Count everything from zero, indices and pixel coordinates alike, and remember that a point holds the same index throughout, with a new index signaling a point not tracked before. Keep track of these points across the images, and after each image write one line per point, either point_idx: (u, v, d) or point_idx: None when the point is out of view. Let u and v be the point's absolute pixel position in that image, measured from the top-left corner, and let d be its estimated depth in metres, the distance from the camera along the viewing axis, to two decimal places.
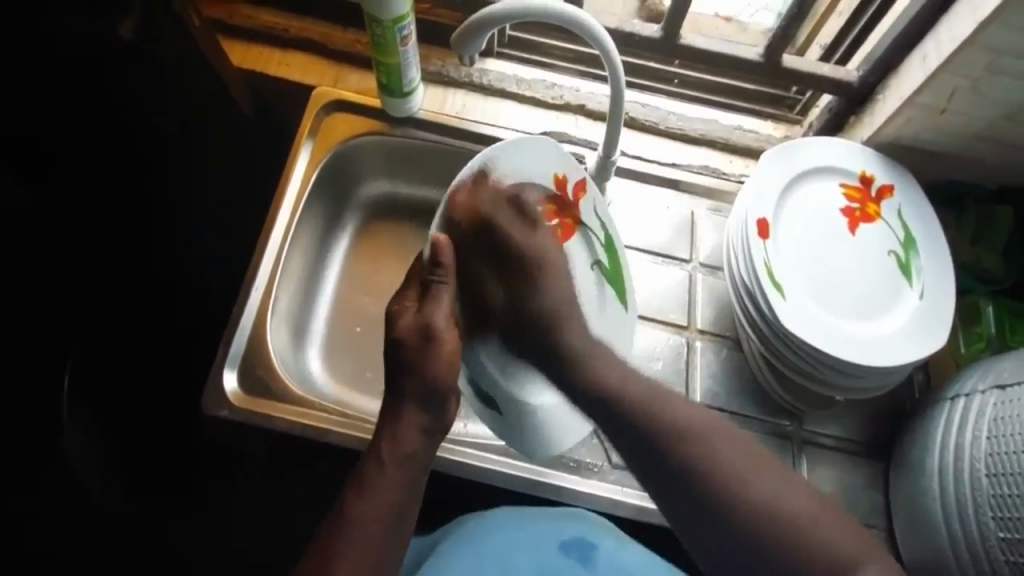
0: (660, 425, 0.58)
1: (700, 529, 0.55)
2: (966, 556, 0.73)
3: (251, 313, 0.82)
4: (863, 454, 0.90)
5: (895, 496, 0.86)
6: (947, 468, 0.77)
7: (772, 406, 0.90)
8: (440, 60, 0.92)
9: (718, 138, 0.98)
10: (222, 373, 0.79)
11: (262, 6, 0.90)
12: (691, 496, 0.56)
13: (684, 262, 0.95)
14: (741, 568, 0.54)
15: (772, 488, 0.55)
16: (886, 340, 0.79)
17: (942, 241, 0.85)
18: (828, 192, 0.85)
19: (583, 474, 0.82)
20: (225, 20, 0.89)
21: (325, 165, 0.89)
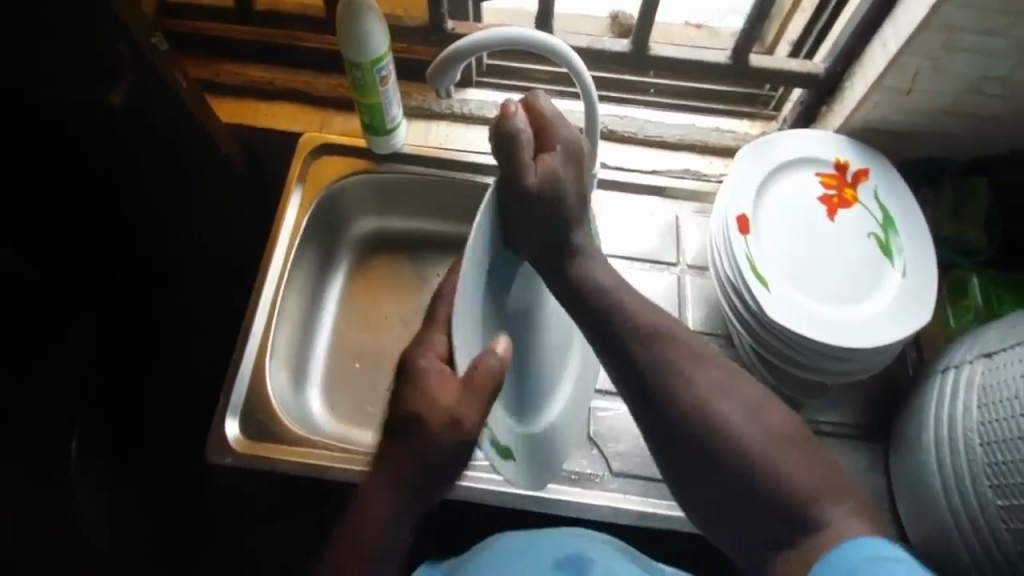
0: (654, 351, 0.61)
1: (682, 467, 0.60)
2: (968, 526, 0.75)
3: (252, 352, 0.84)
4: (860, 435, 0.93)
5: (895, 473, 0.88)
6: (943, 442, 0.80)
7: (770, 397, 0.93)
8: (420, 95, 0.95)
9: (697, 141, 1.01)
10: (224, 422, 0.80)
11: (244, 59, 0.93)
12: (672, 423, 0.59)
13: (671, 266, 0.98)
14: (719, 501, 0.58)
15: (744, 420, 0.58)
16: (871, 319, 0.83)
17: (919, 219, 0.88)
18: (806, 182, 0.87)
19: (584, 486, 0.84)
20: (211, 79, 0.92)
21: (315, 208, 0.91)
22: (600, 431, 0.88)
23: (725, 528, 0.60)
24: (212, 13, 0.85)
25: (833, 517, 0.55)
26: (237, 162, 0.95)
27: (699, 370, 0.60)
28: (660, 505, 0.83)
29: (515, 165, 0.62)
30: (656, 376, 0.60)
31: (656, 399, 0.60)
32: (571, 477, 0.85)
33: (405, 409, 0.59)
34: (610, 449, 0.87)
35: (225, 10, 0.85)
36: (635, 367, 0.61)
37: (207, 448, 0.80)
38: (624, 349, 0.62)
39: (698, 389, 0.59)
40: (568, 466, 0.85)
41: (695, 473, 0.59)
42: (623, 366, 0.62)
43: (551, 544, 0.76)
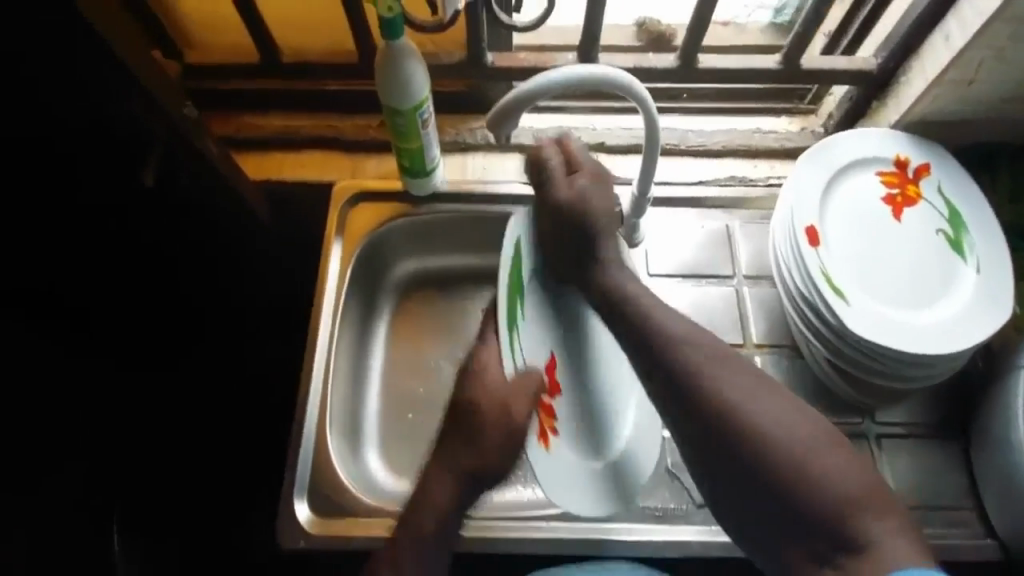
0: (683, 364, 0.60)
1: (711, 473, 0.58)
2: None
3: (310, 430, 0.80)
4: (937, 432, 0.89)
5: (980, 473, 0.85)
6: None
7: (841, 405, 0.89)
8: (453, 128, 0.90)
9: (740, 145, 0.96)
10: (293, 505, 0.76)
11: (268, 110, 0.89)
12: (705, 428, 0.58)
13: (727, 278, 0.94)
14: (769, 523, 0.55)
15: (783, 426, 0.56)
16: (953, 322, 0.79)
17: (986, 209, 0.84)
18: (866, 184, 0.84)
19: (670, 522, 0.79)
20: (234, 135, 0.88)
21: (359, 257, 0.88)
22: (678, 461, 0.83)
23: (748, 527, 0.57)
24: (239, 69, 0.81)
25: (876, 535, 0.51)
26: (266, 216, 0.91)
27: (728, 375, 0.59)
28: None
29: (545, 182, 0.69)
30: (688, 389, 0.59)
31: (684, 411, 0.59)
32: (656, 514, 0.80)
33: (466, 399, 0.68)
34: (691, 481, 0.81)
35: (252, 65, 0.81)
36: (668, 383, 0.60)
37: (278, 533, 0.76)
38: (659, 360, 0.61)
39: (730, 402, 0.57)
40: (651, 502, 0.80)
41: (725, 475, 0.57)
42: (659, 384, 0.61)
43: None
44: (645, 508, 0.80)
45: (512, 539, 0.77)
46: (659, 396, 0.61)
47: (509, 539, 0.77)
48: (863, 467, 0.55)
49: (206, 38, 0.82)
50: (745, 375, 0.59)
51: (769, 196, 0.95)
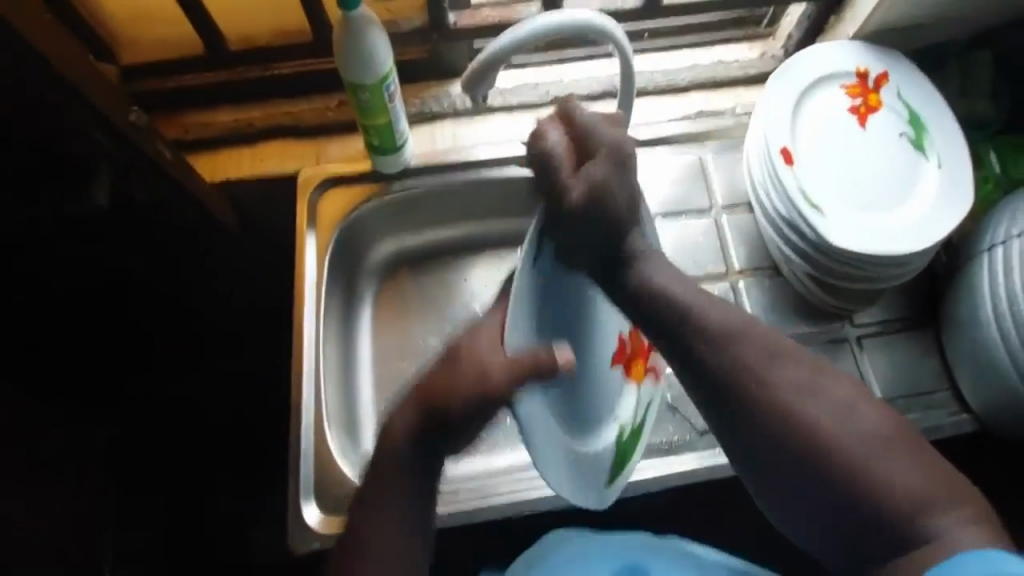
0: (733, 371, 0.59)
1: (771, 478, 0.59)
2: None
3: (308, 430, 0.78)
4: (907, 327, 0.95)
5: (951, 356, 0.91)
6: (1003, 316, 0.81)
7: (820, 312, 0.93)
8: (418, 97, 0.86)
9: (708, 78, 0.96)
10: (300, 506, 0.75)
11: (214, 106, 0.83)
12: (761, 434, 0.58)
13: (704, 211, 0.95)
14: (830, 523, 0.58)
15: (834, 414, 0.57)
16: (924, 219, 0.82)
17: (943, 109, 0.88)
18: (831, 97, 0.86)
19: (676, 452, 0.83)
20: (185, 136, 0.83)
21: (335, 245, 0.85)
22: (677, 395, 0.86)
23: (809, 528, 0.60)
24: (185, 66, 0.77)
25: (941, 526, 0.53)
26: (224, 215, 0.85)
27: (775, 370, 0.59)
28: None
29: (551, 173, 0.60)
30: (741, 390, 0.59)
31: (737, 414, 0.59)
32: (663, 447, 0.84)
33: (449, 352, 0.57)
34: (691, 411, 0.85)
35: (199, 60, 0.77)
36: (718, 384, 0.60)
37: (287, 535, 0.75)
38: (703, 368, 0.60)
39: (783, 394, 0.58)
40: (657, 438, 0.84)
41: (776, 470, 0.59)
42: (708, 384, 0.60)
43: (609, 552, 0.79)
44: (651, 444, 0.84)
45: (526, 498, 0.79)
46: (708, 400, 0.61)
47: (527, 499, 0.79)
48: (926, 458, 0.56)
49: (137, 40, 0.76)
50: (803, 368, 0.59)
51: (738, 124, 0.96)
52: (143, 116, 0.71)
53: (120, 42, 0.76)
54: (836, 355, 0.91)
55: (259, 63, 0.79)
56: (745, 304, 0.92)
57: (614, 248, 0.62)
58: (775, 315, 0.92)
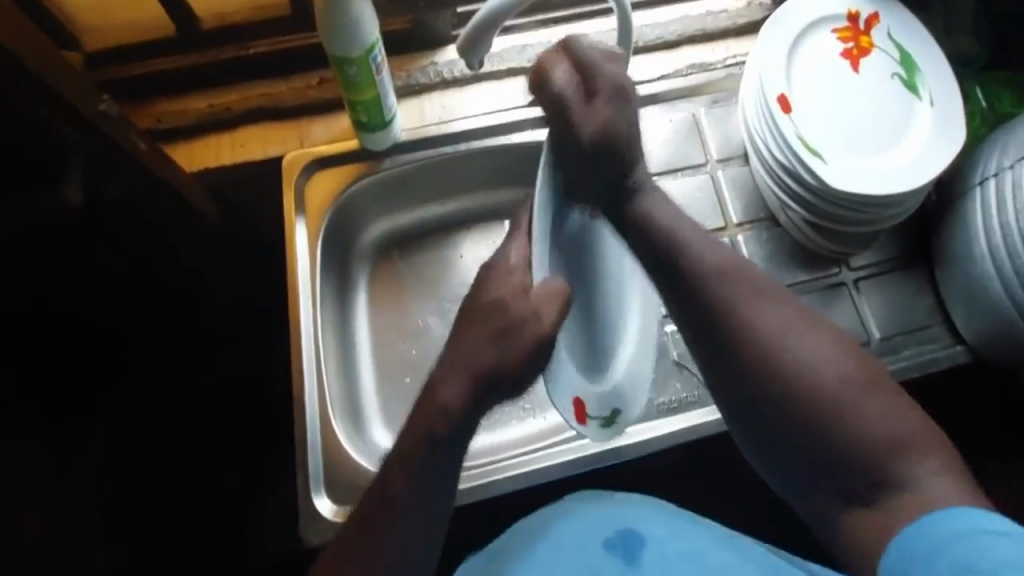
0: (718, 300, 0.59)
1: (746, 409, 0.59)
2: None
3: (315, 420, 0.76)
4: (902, 268, 0.94)
5: (945, 288, 0.91)
6: (996, 248, 0.82)
7: (816, 258, 0.92)
8: (404, 70, 0.83)
9: (696, 31, 0.94)
10: (312, 498, 0.74)
11: (187, 92, 0.79)
12: (739, 369, 0.58)
13: (700, 166, 0.93)
14: (798, 459, 0.57)
15: (816, 354, 0.56)
16: (920, 157, 0.82)
17: (934, 47, 0.87)
18: (824, 42, 0.85)
19: (685, 410, 0.81)
20: (157, 127, 0.78)
21: (325, 229, 0.81)
22: (683, 353, 0.84)
23: (783, 468, 0.59)
24: (158, 48, 0.75)
25: (919, 475, 0.53)
26: (205, 207, 0.82)
27: (764, 307, 0.59)
28: None
29: (566, 116, 0.60)
30: (724, 323, 0.59)
31: (722, 348, 0.59)
32: (670, 406, 0.82)
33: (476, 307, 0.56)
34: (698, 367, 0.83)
35: (173, 41, 0.75)
36: (706, 322, 0.60)
37: (300, 528, 0.74)
38: (694, 305, 0.61)
39: (767, 332, 0.57)
40: (663, 397, 0.82)
41: (753, 405, 0.58)
42: (699, 324, 0.61)
43: (598, 522, 0.68)
44: (656, 403, 0.82)
45: (539, 470, 0.78)
46: (696, 342, 0.62)
47: (543, 470, 0.78)
48: (910, 411, 0.55)
49: (100, 23, 0.73)
50: (788, 308, 0.59)
51: (730, 77, 0.94)
52: (115, 106, 0.67)
53: (81, 27, 0.73)
54: (832, 300, 0.91)
55: (234, 41, 0.76)
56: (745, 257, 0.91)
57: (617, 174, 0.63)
58: (773, 265, 0.91)
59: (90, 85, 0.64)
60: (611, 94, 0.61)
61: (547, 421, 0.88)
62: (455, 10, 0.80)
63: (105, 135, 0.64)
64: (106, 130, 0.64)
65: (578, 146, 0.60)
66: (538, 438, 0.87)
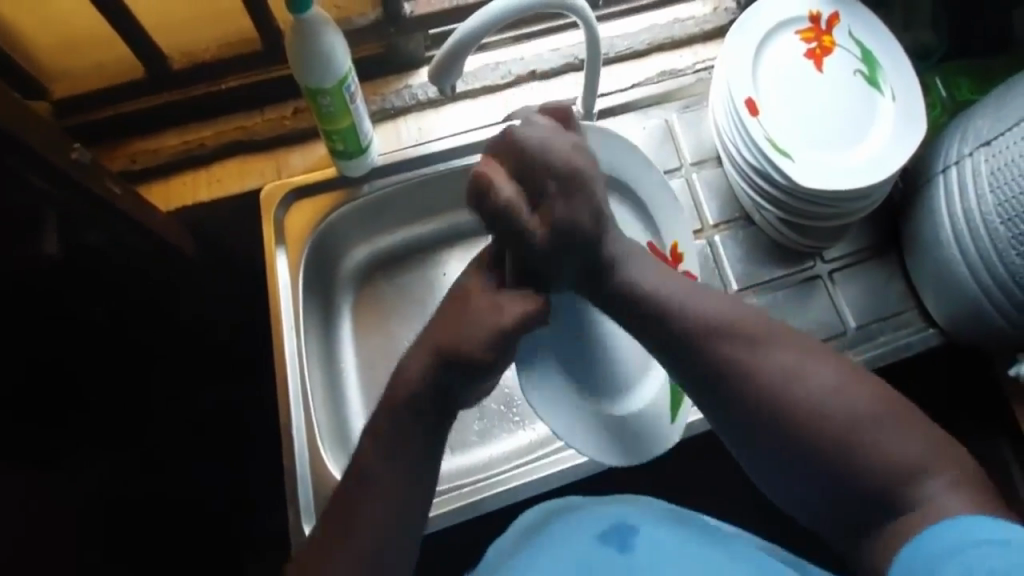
0: (721, 361, 0.58)
1: (762, 460, 0.59)
2: (997, 295, 0.84)
3: (307, 450, 0.76)
4: (874, 257, 0.97)
5: (915, 275, 0.94)
6: (961, 233, 0.85)
7: (791, 253, 0.94)
8: (378, 94, 0.83)
9: (665, 39, 0.96)
10: (307, 530, 0.73)
11: (159, 130, 0.78)
12: (754, 423, 0.58)
13: (675, 170, 0.94)
14: (822, 497, 0.58)
15: (818, 391, 0.57)
16: (887, 152, 0.85)
17: (893, 43, 0.90)
18: (788, 44, 0.87)
19: None
20: (130, 167, 0.77)
21: (305, 258, 0.81)
22: None
23: (809, 503, 0.59)
24: (130, 91, 0.73)
25: (932, 495, 0.54)
26: (181, 243, 0.81)
27: (764, 352, 0.58)
28: None
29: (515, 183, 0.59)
30: (723, 377, 0.58)
31: (727, 397, 0.59)
32: None
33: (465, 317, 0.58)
34: None
35: (145, 83, 0.73)
36: (704, 378, 0.59)
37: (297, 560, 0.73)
38: (699, 365, 0.59)
39: (769, 376, 0.57)
40: None
41: (771, 451, 0.58)
42: (696, 371, 0.60)
43: (597, 517, 0.69)
44: None
45: (533, 482, 0.79)
46: (705, 398, 0.60)
47: (536, 482, 0.79)
48: (919, 432, 0.56)
49: (66, 69, 0.72)
50: (785, 352, 0.58)
51: (700, 82, 0.95)
52: (87, 152, 0.66)
53: (48, 75, 0.71)
54: (808, 292, 0.93)
55: (205, 79, 0.75)
56: (722, 256, 0.93)
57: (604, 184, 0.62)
58: (750, 264, 0.93)
59: (60, 135, 0.64)
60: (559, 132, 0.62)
61: (540, 431, 0.88)
62: (426, 32, 0.80)
63: (77, 183, 0.63)
64: (77, 177, 0.63)
65: (543, 180, 0.59)
66: (531, 449, 0.87)
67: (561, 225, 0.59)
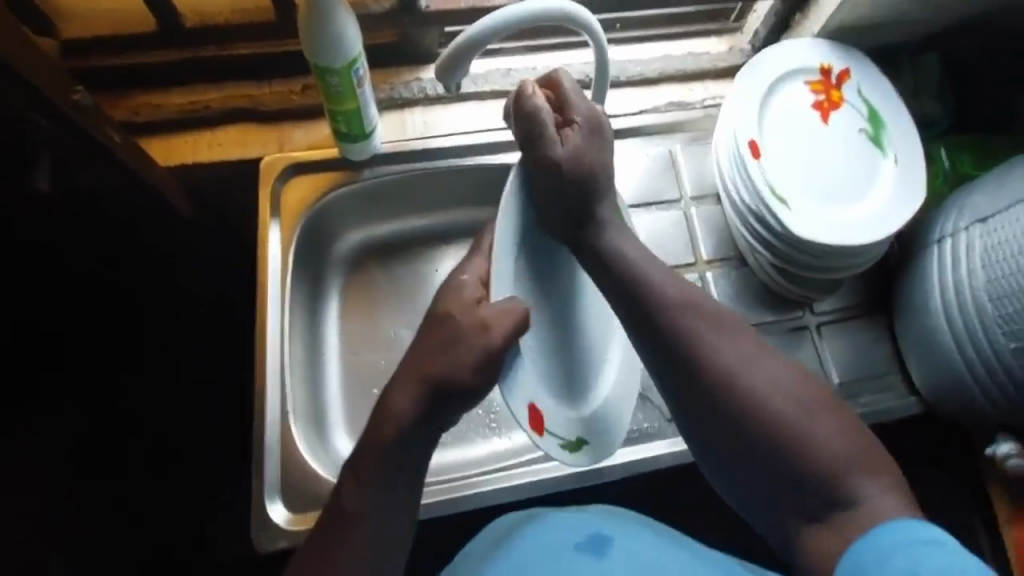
0: (677, 339, 0.60)
1: (707, 440, 0.60)
2: (982, 373, 0.84)
3: (276, 429, 0.76)
4: (864, 314, 0.97)
5: (901, 339, 0.94)
6: (950, 305, 0.86)
7: (783, 300, 0.94)
8: (388, 82, 0.84)
9: (677, 70, 0.97)
10: (268, 506, 0.73)
11: (167, 87, 0.80)
12: (704, 405, 0.59)
13: (674, 202, 0.95)
14: (761, 485, 0.58)
15: (768, 378, 0.58)
16: (882, 214, 0.85)
17: (900, 105, 0.91)
18: (796, 92, 0.88)
19: (646, 441, 0.82)
20: (133, 118, 0.79)
21: (299, 235, 0.82)
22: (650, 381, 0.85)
23: (740, 486, 0.60)
24: (141, 42, 0.75)
25: (864, 495, 0.55)
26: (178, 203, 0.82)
27: (721, 338, 0.60)
28: None
29: (538, 141, 0.60)
30: (679, 351, 0.60)
31: (682, 377, 0.60)
32: (633, 436, 0.82)
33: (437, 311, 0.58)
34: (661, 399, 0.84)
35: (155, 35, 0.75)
36: (660, 349, 0.61)
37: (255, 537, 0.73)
38: (657, 341, 0.61)
39: (722, 361, 0.59)
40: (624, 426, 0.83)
41: (718, 435, 0.59)
42: (651, 341, 0.61)
43: (574, 527, 0.67)
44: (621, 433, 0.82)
45: (495, 491, 0.78)
46: (664, 385, 0.62)
47: (498, 491, 0.78)
48: (852, 429, 0.57)
49: (81, 11, 0.73)
50: (743, 341, 0.60)
51: (707, 117, 0.97)
52: (88, 97, 0.68)
53: (62, 14, 0.73)
54: (797, 342, 0.93)
55: (217, 42, 0.77)
56: (712, 294, 0.93)
57: (586, 205, 0.63)
58: (739, 306, 0.93)
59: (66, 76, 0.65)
60: (589, 128, 0.63)
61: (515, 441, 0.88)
62: (442, 30, 0.81)
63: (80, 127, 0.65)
64: (80, 120, 0.64)
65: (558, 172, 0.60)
66: (499, 458, 0.87)
67: (577, 172, 0.61)
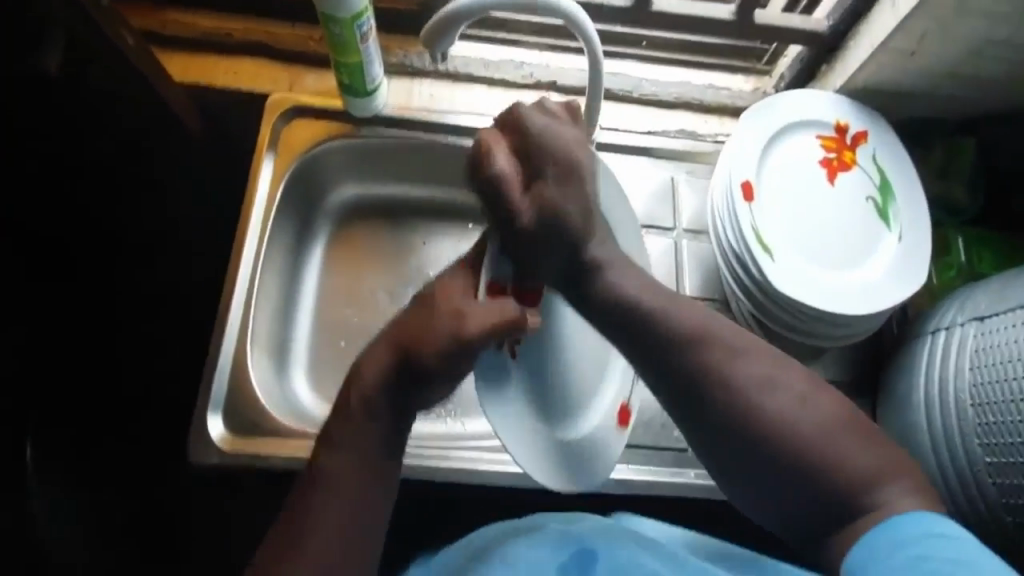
0: (682, 351, 0.58)
1: (723, 460, 0.57)
2: (956, 481, 0.78)
3: (230, 352, 0.78)
4: (847, 391, 0.92)
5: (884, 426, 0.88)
6: (933, 402, 0.81)
7: None
8: (402, 50, 0.88)
9: (694, 99, 0.97)
10: (207, 418, 0.75)
11: (199, 11, 0.86)
12: (717, 431, 0.57)
13: (667, 230, 0.93)
14: (785, 504, 0.56)
15: (779, 405, 0.55)
16: (869, 284, 0.82)
17: (914, 178, 0.88)
18: (806, 144, 0.87)
19: None
20: (159, 31, 0.85)
21: (292, 175, 0.85)
22: None
23: (761, 506, 0.58)
24: None
25: (887, 504, 0.52)
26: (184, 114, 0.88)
27: (734, 360, 0.57)
28: (661, 474, 0.80)
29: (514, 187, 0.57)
30: (692, 374, 0.57)
31: (698, 399, 0.57)
32: None
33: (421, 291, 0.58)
34: None
35: None
36: (667, 371, 0.58)
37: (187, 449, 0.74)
38: (663, 357, 0.58)
39: (738, 381, 0.56)
40: None
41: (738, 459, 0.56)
42: (658, 364, 0.59)
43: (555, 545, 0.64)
44: None
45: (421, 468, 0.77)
46: (674, 409, 0.59)
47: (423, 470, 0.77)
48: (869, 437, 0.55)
49: None
50: (755, 363, 0.57)
51: (716, 152, 0.96)
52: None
53: None
54: None
55: None
56: None
57: (576, 234, 0.59)
58: None
59: None
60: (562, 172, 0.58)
61: (464, 428, 0.88)
62: None
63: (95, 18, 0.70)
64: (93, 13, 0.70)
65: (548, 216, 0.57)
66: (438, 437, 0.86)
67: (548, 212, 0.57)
